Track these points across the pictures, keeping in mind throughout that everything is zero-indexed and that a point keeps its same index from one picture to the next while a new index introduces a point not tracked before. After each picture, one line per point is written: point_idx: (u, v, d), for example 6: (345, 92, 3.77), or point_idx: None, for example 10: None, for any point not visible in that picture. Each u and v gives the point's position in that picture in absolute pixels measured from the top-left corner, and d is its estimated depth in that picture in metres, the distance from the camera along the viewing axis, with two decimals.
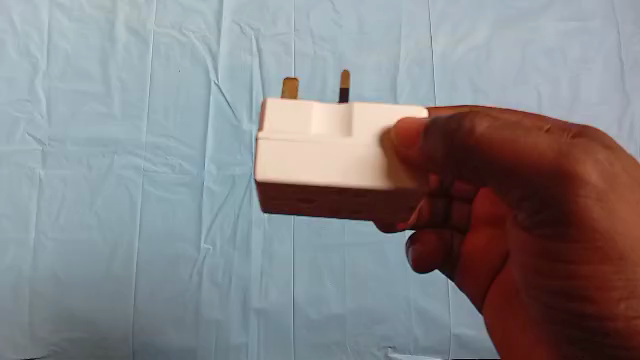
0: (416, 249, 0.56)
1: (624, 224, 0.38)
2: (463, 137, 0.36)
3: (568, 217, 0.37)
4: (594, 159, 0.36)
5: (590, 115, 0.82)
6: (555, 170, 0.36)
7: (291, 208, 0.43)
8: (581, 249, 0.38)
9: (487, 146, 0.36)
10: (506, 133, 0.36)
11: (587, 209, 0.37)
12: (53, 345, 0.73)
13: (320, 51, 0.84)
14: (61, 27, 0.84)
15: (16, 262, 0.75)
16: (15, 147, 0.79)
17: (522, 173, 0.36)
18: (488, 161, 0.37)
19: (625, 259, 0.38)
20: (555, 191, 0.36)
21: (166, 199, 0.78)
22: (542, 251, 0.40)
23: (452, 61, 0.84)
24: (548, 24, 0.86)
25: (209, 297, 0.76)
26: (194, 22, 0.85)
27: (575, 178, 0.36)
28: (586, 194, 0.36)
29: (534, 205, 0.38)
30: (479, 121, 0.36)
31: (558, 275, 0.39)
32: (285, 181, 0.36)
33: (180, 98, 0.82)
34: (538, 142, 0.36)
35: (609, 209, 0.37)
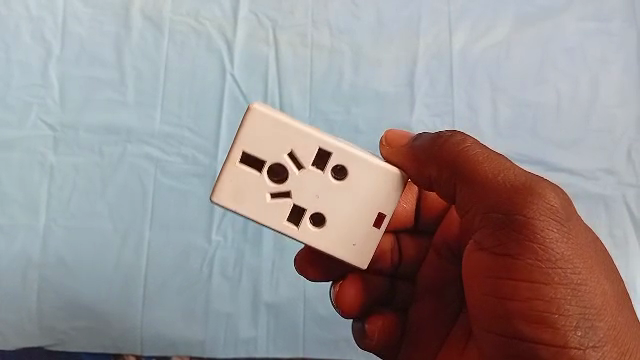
0: (379, 319, 0.57)
1: (578, 252, 0.44)
2: (455, 141, 0.48)
3: (528, 229, 0.43)
4: (556, 193, 0.45)
5: (608, 116, 0.81)
6: (523, 188, 0.44)
7: (255, 197, 0.45)
8: (541, 264, 0.43)
9: (462, 158, 0.47)
10: (484, 156, 0.46)
11: (547, 228, 0.43)
12: (61, 333, 0.73)
13: (338, 42, 0.82)
14: (76, 12, 0.82)
15: (27, 247, 0.75)
16: (27, 132, 0.78)
17: (491, 187, 0.45)
18: (466, 174, 0.46)
19: (579, 283, 0.43)
20: (519, 204, 0.43)
21: (178, 189, 0.77)
22: (503, 269, 0.44)
23: (472, 59, 0.82)
24: (570, 22, 0.84)
25: (220, 290, 0.75)
26: (210, 10, 0.83)
27: (537, 195, 0.44)
28: (550, 214, 0.43)
29: (498, 220, 0.44)
30: (465, 139, 0.47)
31: (516, 296, 0.43)
32: (276, 114, 0.44)
33: (194, 87, 0.80)
34: (513, 167, 0.45)
35: (565, 237, 0.44)
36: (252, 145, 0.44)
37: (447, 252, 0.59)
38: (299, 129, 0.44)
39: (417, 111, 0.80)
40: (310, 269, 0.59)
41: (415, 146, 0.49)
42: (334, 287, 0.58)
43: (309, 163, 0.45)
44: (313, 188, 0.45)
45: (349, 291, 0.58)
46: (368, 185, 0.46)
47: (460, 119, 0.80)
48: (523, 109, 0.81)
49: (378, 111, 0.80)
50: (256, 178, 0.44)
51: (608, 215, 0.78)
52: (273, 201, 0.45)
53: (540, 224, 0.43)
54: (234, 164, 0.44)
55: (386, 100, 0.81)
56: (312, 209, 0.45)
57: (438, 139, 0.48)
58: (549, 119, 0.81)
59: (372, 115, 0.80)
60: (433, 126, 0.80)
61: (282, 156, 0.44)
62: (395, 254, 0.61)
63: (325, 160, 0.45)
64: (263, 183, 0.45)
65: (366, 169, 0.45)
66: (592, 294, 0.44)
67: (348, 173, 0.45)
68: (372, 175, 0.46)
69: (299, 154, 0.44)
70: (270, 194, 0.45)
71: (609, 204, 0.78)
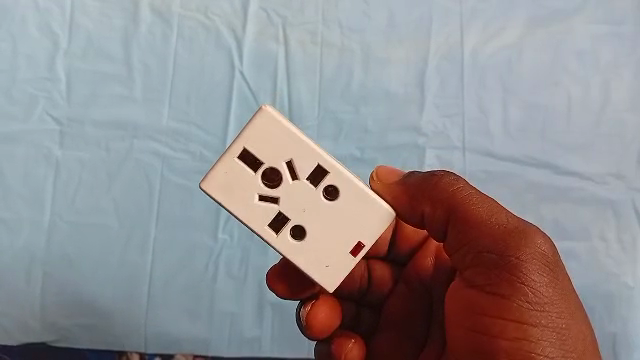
0: (350, 341, 0.57)
1: (559, 294, 0.47)
2: (444, 181, 0.50)
3: (518, 271, 0.46)
4: (544, 236, 0.48)
5: (618, 122, 0.80)
6: (515, 231, 0.47)
7: (242, 195, 0.43)
8: (528, 306, 0.46)
9: (454, 199, 0.49)
10: (478, 199, 0.49)
11: (536, 272, 0.47)
12: (64, 329, 0.73)
13: (348, 41, 0.81)
14: (84, 4, 0.81)
15: (30, 242, 0.74)
16: (33, 126, 0.78)
17: (486, 229, 0.48)
18: (458, 215, 0.48)
19: (558, 324, 0.47)
20: (512, 248, 0.47)
21: (184, 186, 0.77)
22: (491, 307, 0.47)
23: (483, 60, 0.81)
24: (583, 24, 0.82)
25: (225, 289, 0.74)
26: (219, 5, 0.81)
27: (528, 241, 0.47)
28: (539, 258, 0.47)
29: (491, 261, 0.47)
30: (454, 180, 0.50)
31: (503, 334, 0.47)
32: (284, 120, 0.43)
33: (203, 83, 0.80)
34: (504, 211, 0.48)
35: (551, 280, 0.47)
36: (253, 144, 0.43)
37: (417, 285, 0.60)
38: (302, 140, 0.43)
39: (426, 112, 0.80)
40: (278, 282, 0.55)
41: (407, 182, 0.51)
42: (305, 307, 0.55)
43: (304, 175, 0.44)
44: (301, 203, 0.44)
45: (321, 314, 0.55)
46: (353, 211, 0.45)
47: (469, 121, 0.80)
48: (533, 111, 0.80)
49: (387, 112, 0.80)
50: (247, 177, 0.43)
51: (617, 221, 0.77)
52: (259, 203, 0.44)
53: (528, 268, 0.46)
54: (231, 158, 0.43)
55: (396, 100, 0.80)
56: (295, 221, 0.44)
57: (429, 180, 0.50)
58: (560, 122, 0.80)
59: (381, 116, 0.80)
60: (442, 128, 0.80)
61: (280, 161, 0.43)
62: (364, 280, 0.61)
63: (320, 177, 0.44)
64: (255, 183, 0.43)
65: (357, 195, 0.44)
66: (572, 335, 0.48)
67: (340, 195, 0.44)
68: (359, 201, 0.45)
69: (296, 164, 0.43)
70: (259, 196, 0.44)
71: (618, 209, 0.78)
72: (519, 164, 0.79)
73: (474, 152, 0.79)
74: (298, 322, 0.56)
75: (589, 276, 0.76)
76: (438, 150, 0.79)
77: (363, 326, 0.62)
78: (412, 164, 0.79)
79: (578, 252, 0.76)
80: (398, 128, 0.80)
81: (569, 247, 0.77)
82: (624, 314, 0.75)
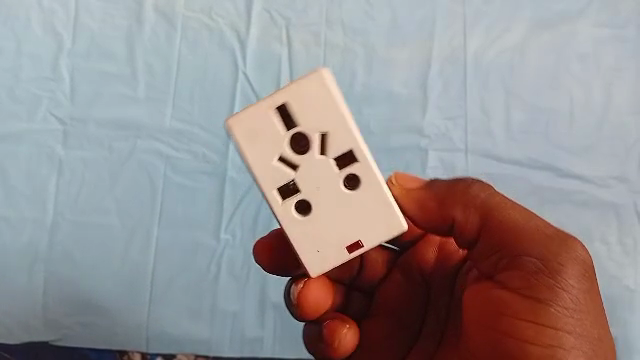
0: (344, 327, 0.54)
1: (593, 303, 0.48)
2: (478, 188, 0.51)
3: (559, 276, 0.47)
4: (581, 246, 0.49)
5: (620, 125, 0.80)
6: (555, 237, 0.48)
7: (264, 147, 0.42)
8: (564, 311, 0.47)
9: (487, 205, 0.50)
10: (512, 208, 0.50)
11: (575, 279, 0.47)
12: (66, 329, 0.73)
13: (351, 43, 0.81)
14: (88, 4, 0.81)
15: (33, 241, 0.75)
16: (36, 126, 0.78)
17: (526, 234, 0.49)
18: (495, 221, 0.50)
19: (589, 333, 0.48)
20: (553, 253, 0.48)
21: (187, 187, 0.77)
22: (527, 310, 0.47)
23: (486, 62, 0.81)
24: (585, 27, 0.82)
25: (227, 289, 0.75)
26: (223, 6, 0.81)
27: (568, 247, 0.48)
28: (579, 264, 0.48)
29: (531, 265, 0.48)
30: (485, 188, 0.51)
31: (537, 339, 0.47)
32: (337, 90, 0.42)
33: (206, 84, 0.80)
34: (541, 220, 0.50)
35: (589, 289, 0.48)
36: (295, 104, 0.41)
37: (415, 275, 0.59)
38: (346, 118, 0.42)
39: (429, 114, 0.80)
40: (266, 256, 0.55)
41: (432, 187, 0.52)
42: (296, 284, 0.54)
43: (334, 155, 0.42)
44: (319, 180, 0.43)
45: (314, 292, 0.54)
46: (368, 206, 0.44)
47: (471, 123, 0.80)
48: (536, 114, 0.80)
49: (390, 113, 0.80)
50: (277, 132, 0.42)
51: (619, 224, 0.78)
52: (277, 164, 0.42)
53: (567, 273, 0.47)
54: (268, 109, 0.41)
55: (399, 102, 0.80)
56: (305, 196, 0.43)
57: (457, 184, 0.51)
58: (562, 124, 0.80)
59: (384, 117, 0.80)
60: (444, 130, 0.80)
61: (314, 132, 0.42)
62: (357, 263, 0.60)
63: (347, 163, 0.43)
64: (280, 143, 0.42)
65: (376, 193, 0.43)
66: (601, 346, 0.48)
67: (358, 188, 0.43)
68: (378, 198, 0.43)
69: (330, 140, 0.42)
70: (279, 157, 0.42)
71: (620, 212, 0.78)
72: (522, 167, 0.79)
73: (476, 153, 0.79)
74: (286, 299, 0.55)
75: None
76: (441, 153, 0.79)
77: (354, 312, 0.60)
78: (414, 166, 0.79)
79: None
80: (401, 130, 0.80)
81: None
82: (626, 317, 0.75)
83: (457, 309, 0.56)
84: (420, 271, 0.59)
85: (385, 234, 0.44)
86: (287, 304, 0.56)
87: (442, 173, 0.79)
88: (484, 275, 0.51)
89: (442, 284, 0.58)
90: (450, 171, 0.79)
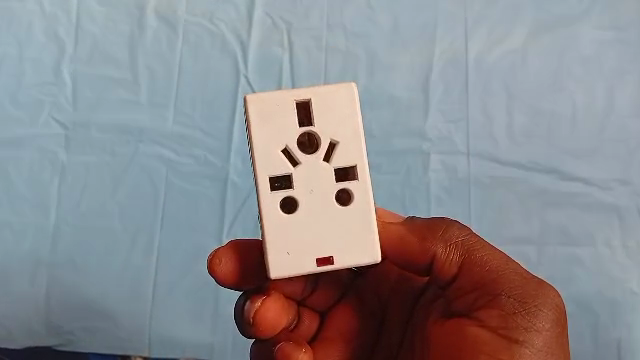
0: (300, 351, 0.47)
1: (564, 351, 0.46)
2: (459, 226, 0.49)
3: (535, 318, 0.45)
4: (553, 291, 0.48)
5: (622, 128, 0.80)
6: (533, 278, 0.47)
7: (276, 131, 0.40)
8: (537, 354, 0.45)
9: (470, 244, 0.48)
10: (493, 252, 0.48)
11: (550, 322, 0.46)
12: (68, 333, 0.73)
13: (353, 47, 0.82)
14: (90, 10, 0.81)
15: (35, 246, 0.75)
16: (38, 130, 0.78)
17: (504, 273, 0.47)
18: (476, 258, 0.47)
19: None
20: (530, 293, 0.46)
21: (189, 191, 0.77)
22: (503, 350, 0.45)
23: (487, 65, 0.81)
24: (587, 31, 0.83)
25: (229, 293, 0.74)
26: (224, 11, 0.82)
27: (543, 291, 0.46)
28: (554, 308, 0.46)
29: (509, 304, 0.46)
30: (464, 228, 0.49)
31: None
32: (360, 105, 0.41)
33: (208, 88, 0.80)
34: (517, 262, 0.48)
35: (561, 333, 0.46)
36: (318, 103, 0.40)
37: (373, 301, 0.55)
38: (360, 134, 0.41)
39: (431, 117, 0.80)
40: (225, 265, 0.48)
41: (410, 224, 0.49)
42: (253, 302, 0.48)
43: (337, 163, 0.41)
44: (313, 183, 0.40)
45: (271, 312, 0.49)
46: (350, 226, 0.41)
47: (473, 126, 0.80)
48: (538, 117, 0.80)
49: (392, 117, 0.80)
50: (291, 120, 0.40)
51: (622, 226, 0.77)
52: (281, 152, 0.40)
53: (543, 316, 0.45)
54: (292, 97, 0.40)
55: (401, 105, 0.80)
56: (295, 194, 0.40)
57: (437, 224, 0.49)
58: (564, 127, 0.80)
59: (386, 121, 0.80)
60: (446, 133, 0.80)
61: (328, 135, 0.41)
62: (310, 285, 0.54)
63: (345, 178, 0.41)
64: (291, 132, 0.40)
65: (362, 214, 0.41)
66: None
67: (348, 204, 0.41)
68: (365, 222, 0.41)
69: (338, 148, 0.41)
70: (284, 147, 0.40)
71: (623, 214, 0.77)
72: (524, 170, 0.79)
73: (479, 156, 0.79)
74: (239, 318, 0.49)
75: (594, 282, 0.75)
76: (443, 156, 0.79)
77: (307, 336, 0.54)
78: (416, 170, 0.79)
79: (584, 259, 0.76)
80: (402, 133, 0.80)
81: (574, 253, 0.77)
82: (630, 321, 0.74)
83: (414, 327, 0.52)
84: (376, 295, 0.55)
85: (359, 258, 0.41)
86: (239, 324, 0.50)
87: (444, 176, 0.79)
88: (455, 314, 0.48)
89: (399, 311, 0.54)
90: (452, 174, 0.79)
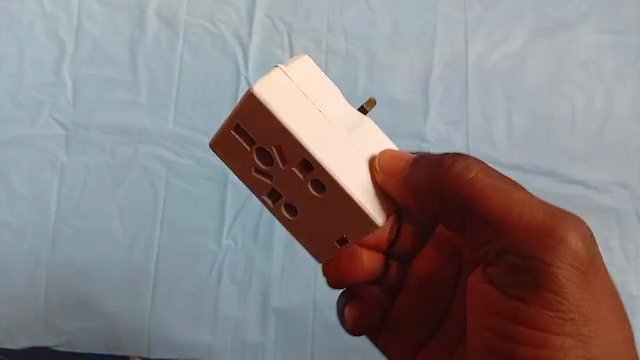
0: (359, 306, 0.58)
1: (585, 291, 0.46)
2: (459, 171, 0.48)
3: (548, 272, 0.45)
4: (577, 228, 0.46)
5: (622, 131, 0.81)
6: (540, 225, 0.46)
7: (241, 160, 0.46)
8: (548, 304, 0.46)
9: (480, 192, 0.47)
10: (513, 193, 0.47)
11: (563, 273, 0.45)
12: (67, 334, 0.72)
13: (353, 48, 0.82)
14: (91, 11, 0.82)
15: (35, 246, 0.74)
16: (38, 131, 0.78)
17: (508, 220, 0.46)
18: (484, 210, 0.47)
19: (584, 319, 0.46)
20: (536, 243, 0.46)
21: (189, 192, 0.77)
22: (514, 300, 0.47)
23: (487, 68, 0.82)
24: (586, 34, 0.83)
25: (228, 295, 0.74)
26: (225, 12, 0.82)
27: (556, 237, 0.45)
28: (566, 257, 0.45)
29: (517, 259, 0.46)
30: (475, 168, 0.48)
31: (525, 328, 0.46)
32: (272, 109, 0.43)
33: (208, 90, 0.80)
34: (530, 201, 0.47)
35: (581, 276, 0.45)
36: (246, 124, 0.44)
37: (448, 250, 0.57)
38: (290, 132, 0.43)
39: (431, 119, 0.80)
40: None
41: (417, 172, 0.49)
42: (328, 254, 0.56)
43: (294, 165, 0.44)
44: (291, 187, 0.45)
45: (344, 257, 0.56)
46: (340, 207, 0.45)
47: (473, 129, 0.80)
48: (537, 121, 0.80)
49: (392, 119, 0.80)
50: (243, 148, 0.45)
51: (621, 229, 0.78)
52: (257, 176, 0.46)
53: (555, 267, 0.45)
54: (228, 131, 0.44)
55: (400, 107, 0.80)
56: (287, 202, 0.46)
57: (440, 169, 0.48)
58: (564, 130, 0.80)
59: (385, 122, 0.80)
60: (446, 135, 0.80)
61: (269, 144, 0.44)
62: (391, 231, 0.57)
63: (309, 169, 0.45)
64: (251, 158, 0.45)
65: (339, 195, 0.45)
66: (596, 332, 0.47)
67: (326, 192, 0.45)
68: (345, 200, 0.45)
69: (285, 152, 0.44)
70: (256, 170, 0.46)
71: (622, 217, 0.78)
72: (524, 172, 0.79)
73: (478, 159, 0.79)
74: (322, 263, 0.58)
75: None
76: None
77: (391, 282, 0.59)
78: None
79: None
80: (402, 134, 0.79)
81: None
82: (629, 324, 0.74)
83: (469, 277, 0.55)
84: (451, 243, 0.57)
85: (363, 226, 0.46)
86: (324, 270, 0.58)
87: None
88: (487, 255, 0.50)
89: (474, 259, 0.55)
90: None
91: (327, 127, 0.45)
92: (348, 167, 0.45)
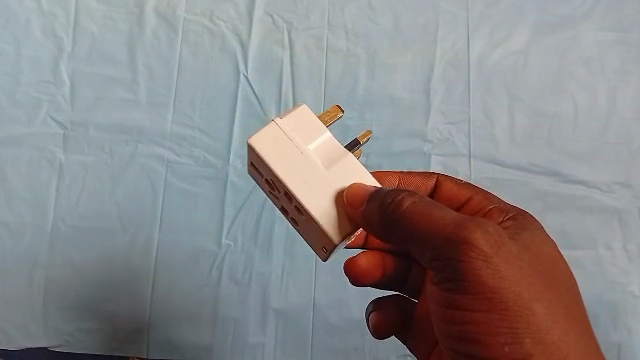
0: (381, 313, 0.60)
1: (504, 286, 0.43)
2: (393, 208, 0.42)
3: (465, 273, 0.42)
4: (485, 229, 0.42)
5: (625, 130, 0.80)
6: (452, 235, 0.42)
7: (262, 188, 0.47)
8: (468, 301, 0.43)
9: (408, 220, 0.42)
10: (428, 209, 0.42)
11: (477, 269, 0.42)
12: (67, 335, 0.71)
13: (354, 46, 0.81)
14: (89, 9, 0.81)
15: (33, 246, 0.74)
16: (35, 129, 0.77)
17: (423, 235, 0.42)
18: (401, 226, 0.43)
19: (506, 310, 0.43)
20: (448, 250, 0.42)
21: (188, 192, 0.76)
22: (444, 300, 0.45)
23: (489, 66, 0.81)
24: (590, 32, 0.82)
25: (228, 295, 0.74)
26: (225, 10, 0.82)
27: (465, 241, 0.42)
28: (475, 255, 0.42)
29: (438, 265, 0.43)
30: (406, 197, 0.43)
31: (459, 324, 0.44)
32: (261, 153, 0.42)
33: (208, 88, 0.79)
34: (445, 214, 0.42)
35: (495, 270, 0.42)
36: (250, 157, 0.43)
37: None
38: (275, 174, 0.42)
39: (432, 117, 0.79)
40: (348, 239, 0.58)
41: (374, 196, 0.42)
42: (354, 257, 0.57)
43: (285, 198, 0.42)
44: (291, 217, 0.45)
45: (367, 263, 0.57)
46: (322, 242, 0.44)
47: (474, 128, 0.79)
48: (539, 119, 0.80)
49: (393, 118, 0.79)
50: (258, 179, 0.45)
51: (624, 229, 0.77)
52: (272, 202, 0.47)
53: (470, 267, 0.42)
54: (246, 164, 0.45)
55: (401, 106, 0.79)
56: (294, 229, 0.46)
57: (385, 203, 0.42)
58: (566, 129, 0.79)
59: (386, 121, 0.79)
60: (447, 135, 0.79)
61: (268, 180, 0.44)
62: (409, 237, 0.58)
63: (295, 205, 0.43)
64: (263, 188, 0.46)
65: (319, 232, 0.43)
66: (526, 318, 0.43)
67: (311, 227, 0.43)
68: (324, 235, 0.43)
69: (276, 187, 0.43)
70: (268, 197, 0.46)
71: (624, 217, 0.77)
72: (526, 172, 0.78)
73: (480, 158, 0.78)
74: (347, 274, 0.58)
75: (595, 286, 0.75)
76: (444, 157, 0.78)
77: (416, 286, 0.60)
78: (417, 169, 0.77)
79: (584, 263, 0.75)
80: (403, 134, 0.78)
81: (575, 255, 0.76)
82: (632, 324, 0.74)
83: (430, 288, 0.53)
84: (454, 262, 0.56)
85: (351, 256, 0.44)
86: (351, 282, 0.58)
87: None
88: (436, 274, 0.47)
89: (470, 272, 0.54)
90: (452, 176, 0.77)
91: (311, 167, 0.42)
92: (330, 208, 0.42)
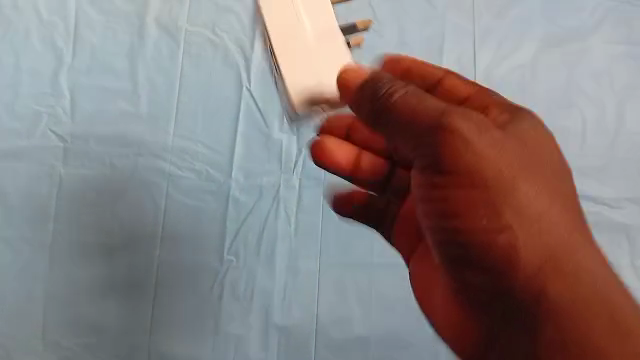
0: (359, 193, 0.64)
1: (483, 173, 0.46)
2: (382, 100, 0.47)
3: (446, 150, 0.46)
4: (465, 117, 0.47)
5: (634, 144, 0.78)
6: (433, 123, 0.46)
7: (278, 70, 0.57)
8: (451, 181, 0.47)
9: (399, 110, 0.47)
10: (411, 95, 0.47)
11: (456, 145, 0.46)
12: (66, 350, 0.70)
13: (358, 58, 0.80)
14: (89, 20, 0.80)
15: (32, 262, 0.72)
16: (34, 142, 0.76)
17: (401, 128, 0.47)
18: (383, 124, 0.48)
19: (488, 185, 0.46)
20: (432, 139, 0.46)
21: (190, 206, 0.75)
22: (433, 195, 0.48)
23: (496, 79, 0.80)
24: (598, 45, 0.81)
25: (230, 311, 0.72)
26: (228, 21, 0.81)
27: (443, 126, 0.46)
28: (454, 145, 0.46)
29: (424, 149, 0.47)
30: (396, 88, 0.47)
31: (451, 203, 0.47)
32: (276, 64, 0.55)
33: (210, 101, 0.78)
34: (426, 101, 0.47)
35: (477, 154, 0.46)
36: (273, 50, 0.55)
37: None
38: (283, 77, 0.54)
39: None
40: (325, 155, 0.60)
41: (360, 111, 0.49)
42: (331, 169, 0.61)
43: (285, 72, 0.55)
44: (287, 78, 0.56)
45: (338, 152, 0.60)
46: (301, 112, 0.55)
47: None
48: None
49: None
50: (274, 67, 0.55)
51: (633, 245, 0.76)
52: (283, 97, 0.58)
53: (452, 149, 0.46)
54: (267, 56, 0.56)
55: None
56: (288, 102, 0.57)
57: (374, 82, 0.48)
58: (574, 144, 0.78)
59: None
60: None
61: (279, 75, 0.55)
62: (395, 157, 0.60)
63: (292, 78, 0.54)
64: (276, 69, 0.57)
65: (306, 94, 0.54)
66: (515, 203, 0.46)
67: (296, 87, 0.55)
68: (308, 94, 0.54)
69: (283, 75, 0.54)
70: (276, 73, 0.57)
71: (633, 234, 0.76)
72: None
73: None
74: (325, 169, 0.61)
75: None
76: None
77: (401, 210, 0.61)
78: None
79: None
80: None
81: None
82: None
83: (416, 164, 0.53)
84: None
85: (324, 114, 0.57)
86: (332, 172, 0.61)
87: None
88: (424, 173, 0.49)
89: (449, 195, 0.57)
90: None
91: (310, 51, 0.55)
92: (316, 81, 0.54)
